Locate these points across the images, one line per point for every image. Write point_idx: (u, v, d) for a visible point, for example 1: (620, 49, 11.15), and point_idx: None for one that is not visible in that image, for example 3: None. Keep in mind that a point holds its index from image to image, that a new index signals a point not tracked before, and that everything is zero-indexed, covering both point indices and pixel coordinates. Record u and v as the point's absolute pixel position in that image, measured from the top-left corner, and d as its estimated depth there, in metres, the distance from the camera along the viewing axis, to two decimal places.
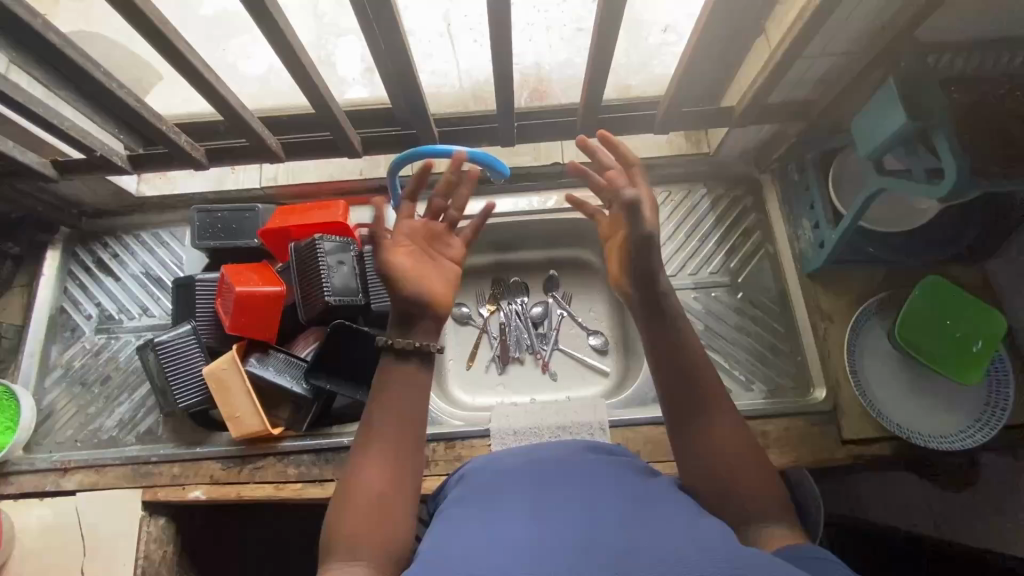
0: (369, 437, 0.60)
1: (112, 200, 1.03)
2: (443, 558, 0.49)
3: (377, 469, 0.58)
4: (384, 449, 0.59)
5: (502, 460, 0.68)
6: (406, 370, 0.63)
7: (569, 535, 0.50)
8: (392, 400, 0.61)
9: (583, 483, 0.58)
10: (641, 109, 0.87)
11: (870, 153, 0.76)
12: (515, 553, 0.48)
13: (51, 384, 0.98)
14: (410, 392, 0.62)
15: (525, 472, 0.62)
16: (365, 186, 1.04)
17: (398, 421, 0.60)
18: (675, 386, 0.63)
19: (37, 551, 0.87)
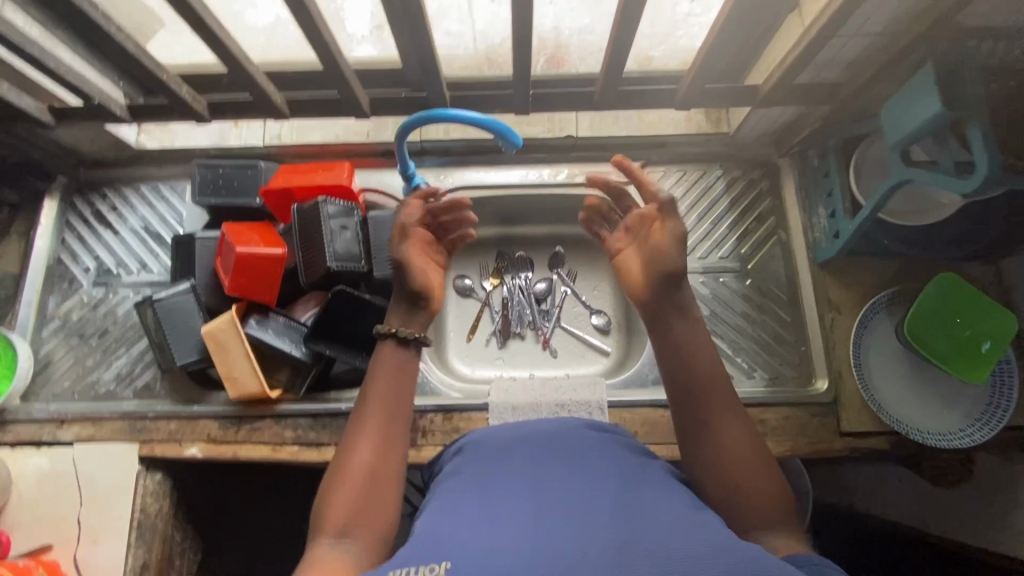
0: (362, 419, 0.67)
1: (111, 150, 1.00)
2: (443, 535, 0.48)
3: (367, 449, 0.65)
4: (375, 429, 0.66)
5: (501, 432, 0.67)
6: (398, 358, 0.71)
7: (570, 517, 0.49)
8: (383, 384, 0.69)
9: (585, 464, 0.57)
10: (662, 84, 0.83)
11: (897, 141, 0.73)
12: (516, 532, 0.47)
13: (48, 334, 0.97)
14: (398, 376, 0.70)
15: (523, 453, 0.60)
16: (372, 149, 1.01)
17: (388, 404, 0.68)
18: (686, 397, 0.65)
19: (35, 499, 0.88)
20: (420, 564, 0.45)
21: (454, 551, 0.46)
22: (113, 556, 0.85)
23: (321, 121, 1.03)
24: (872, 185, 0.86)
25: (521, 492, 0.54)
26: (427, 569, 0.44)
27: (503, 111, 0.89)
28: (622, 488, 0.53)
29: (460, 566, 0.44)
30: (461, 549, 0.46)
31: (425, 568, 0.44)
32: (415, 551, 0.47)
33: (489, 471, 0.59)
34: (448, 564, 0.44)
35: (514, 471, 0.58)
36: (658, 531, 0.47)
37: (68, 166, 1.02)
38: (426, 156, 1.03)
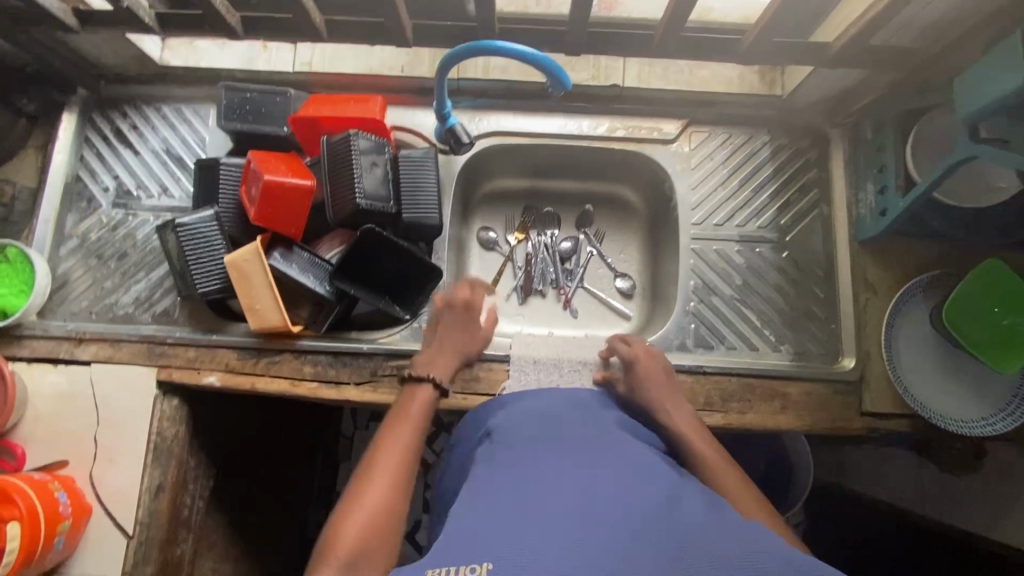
0: (378, 458, 0.70)
1: (134, 65, 0.96)
2: (478, 531, 0.51)
3: (381, 488, 0.66)
4: (390, 469, 0.69)
5: (521, 415, 0.70)
6: (421, 407, 0.78)
7: (602, 503, 0.51)
8: (404, 429, 0.74)
9: (608, 456, 0.60)
10: (724, 34, 0.79)
11: (970, 113, 0.68)
12: (548, 521, 0.49)
13: (66, 252, 0.95)
14: (416, 423, 0.76)
15: (549, 443, 0.63)
16: (406, 84, 0.96)
17: (405, 450, 0.72)
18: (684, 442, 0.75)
19: (52, 415, 0.88)
20: (461, 564, 0.48)
21: (493, 549, 0.48)
22: (129, 476, 0.86)
23: (356, 51, 0.97)
24: (929, 162, 0.82)
25: (551, 476, 0.56)
26: (468, 570, 0.47)
27: (551, 51, 0.84)
28: (649, 481, 0.55)
29: (501, 566, 0.46)
30: (499, 545, 0.48)
31: (467, 569, 0.47)
32: (454, 549, 0.50)
33: (515, 456, 0.62)
34: (490, 565, 0.47)
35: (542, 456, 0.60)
36: (690, 528, 0.49)
37: (89, 78, 0.98)
38: (461, 97, 0.98)
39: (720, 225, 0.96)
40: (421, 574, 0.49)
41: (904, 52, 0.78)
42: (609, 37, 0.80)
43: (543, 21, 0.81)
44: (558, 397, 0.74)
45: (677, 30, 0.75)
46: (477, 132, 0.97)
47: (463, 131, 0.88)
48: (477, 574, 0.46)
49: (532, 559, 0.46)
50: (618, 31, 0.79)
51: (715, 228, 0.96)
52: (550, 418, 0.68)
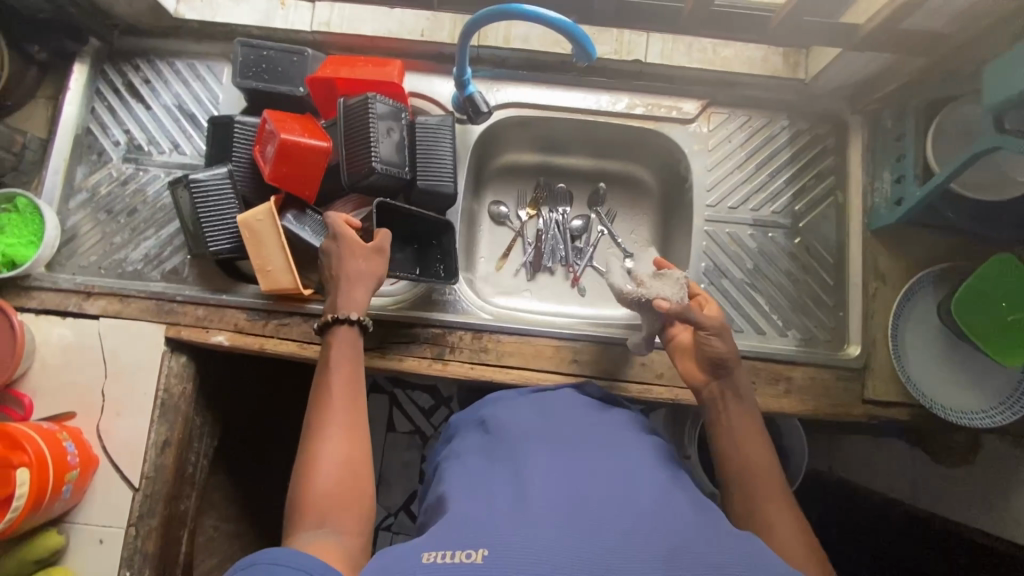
0: (323, 408, 0.66)
1: (149, 17, 0.94)
2: (474, 522, 0.51)
3: (336, 441, 0.63)
4: (340, 416, 0.66)
5: (517, 415, 0.71)
6: (347, 337, 0.73)
7: (597, 502, 0.52)
8: (342, 369, 0.70)
9: (600, 458, 0.61)
10: (754, 11, 0.77)
11: (998, 104, 0.68)
12: (547, 514, 0.50)
13: (75, 206, 0.94)
14: (353, 356, 0.72)
15: (545, 444, 0.63)
16: (425, 49, 0.95)
17: (347, 390, 0.68)
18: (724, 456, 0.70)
19: (60, 366, 0.88)
20: (456, 548, 0.47)
21: (489, 537, 0.48)
22: (135, 430, 0.86)
23: (375, 12, 0.94)
24: (949, 152, 0.82)
25: (549, 476, 0.56)
26: (463, 555, 0.46)
27: (575, 21, 0.83)
28: (639, 483, 0.56)
29: (498, 553, 0.46)
30: (496, 536, 0.48)
31: (462, 554, 0.46)
32: (448, 535, 0.49)
33: (512, 457, 0.62)
34: (484, 551, 0.46)
35: (541, 458, 0.60)
36: (682, 524, 0.50)
37: (101, 29, 0.96)
38: (480, 66, 0.97)
39: (734, 208, 0.96)
40: (413, 551, 0.48)
41: (934, 38, 0.77)
42: (636, 8, 0.79)
43: None
44: (551, 403, 0.74)
45: (708, 4, 0.74)
46: (495, 102, 0.96)
47: (480, 99, 0.86)
48: (472, 560, 0.46)
49: (528, 551, 0.46)
50: (647, 3, 0.78)
51: (729, 211, 0.96)
52: (546, 423, 0.69)
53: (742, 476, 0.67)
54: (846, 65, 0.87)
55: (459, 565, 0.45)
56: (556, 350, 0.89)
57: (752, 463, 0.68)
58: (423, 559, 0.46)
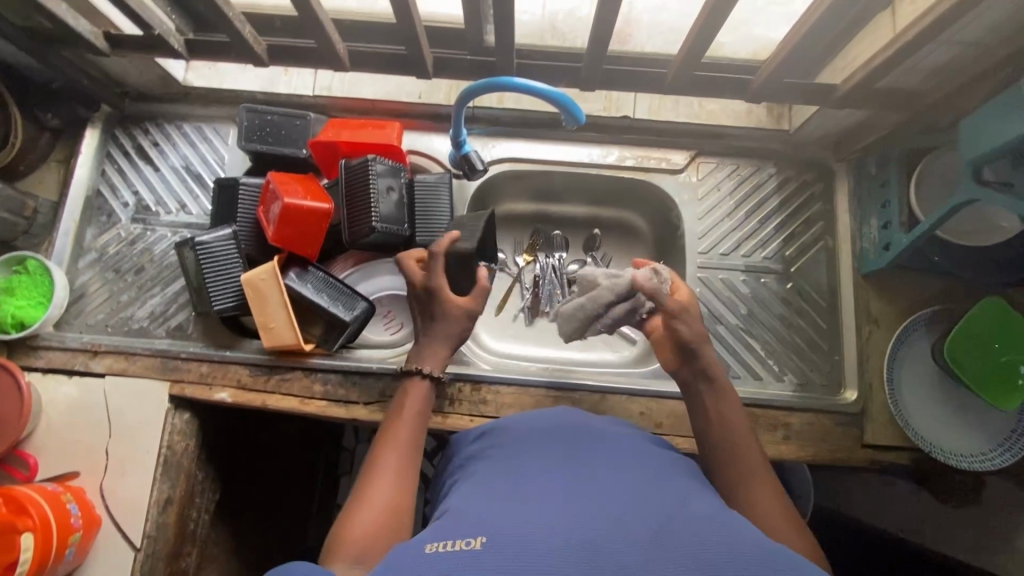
0: (382, 449, 0.69)
1: (159, 84, 0.98)
2: (476, 515, 0.50)
3: (388, 480, 0.65)
4: (395, 459, 0.67)
5: (536, 424, 0.69)
6: (419, 392, 0.76)
7: (606, 502, 0.50)
8: (405, 423, 0.72)
9: (610, 458, 0.60)
10: (735, 72, 0.82)
11: (973, 159, 0.70)
12: (549, 510, 0.49)
13: (84, 265, 0.97)
14: (420, 413, 0.74)
15: (563, 450, 0.61)
16: (422, 110, 0.99)
17: (408, 439, 0.71)
18: (705, 432, 0.71)
19: (64, 425, 0.89)
20: (456, 538, 0.47)
21: (489, 527, 0.48)
22: (138, 489, 0.87)
23: (375, 77, 1.01)
24: (932, 201, 0.84)
25: (554, 477, 0.56)
26: (463, 543, 0.46)
27: (565, 84, 0.87)
28: (654, 485, 0.54)
29: (496, 540, 0.46)
30: (496, 526, 0.47)
31: (462, 542, 0.46)
32: (450, 529, 0.49)
33: (519, 457, 0.62)
34: (483, 538, 0.46)
35: (546, 459, 0.60)
36: (689, 519, 0.48)
37: (113, 96, 1.00)
38: (476, 124, 1.01)
39: (726, 255, 0.99)
40: (415, 546, 0.48)
41: (910, 94, 0.80)
42: (623, 73, 0.83)
43: (560, 55, 0.84)
44: (574, 413, 0.72)
45: (691, 69, 0.77)
46: (490, 157, 0.99)
47: (476, 158, 0.90)
48: (471, 547, 0.46)
49: (526, 540, 0.45)
50: (633, 69, 0.83)
51: (721, 258, 0.98)
52: (562, 426, 0.67)
53: (724, 451, 0.68)
54: (827, 117, 0.91)
55: (459, 553, 0.45)
56: (554, 399, 0.90)
57: (736, 441, 0.68)
58: (425, 550, 0.47)
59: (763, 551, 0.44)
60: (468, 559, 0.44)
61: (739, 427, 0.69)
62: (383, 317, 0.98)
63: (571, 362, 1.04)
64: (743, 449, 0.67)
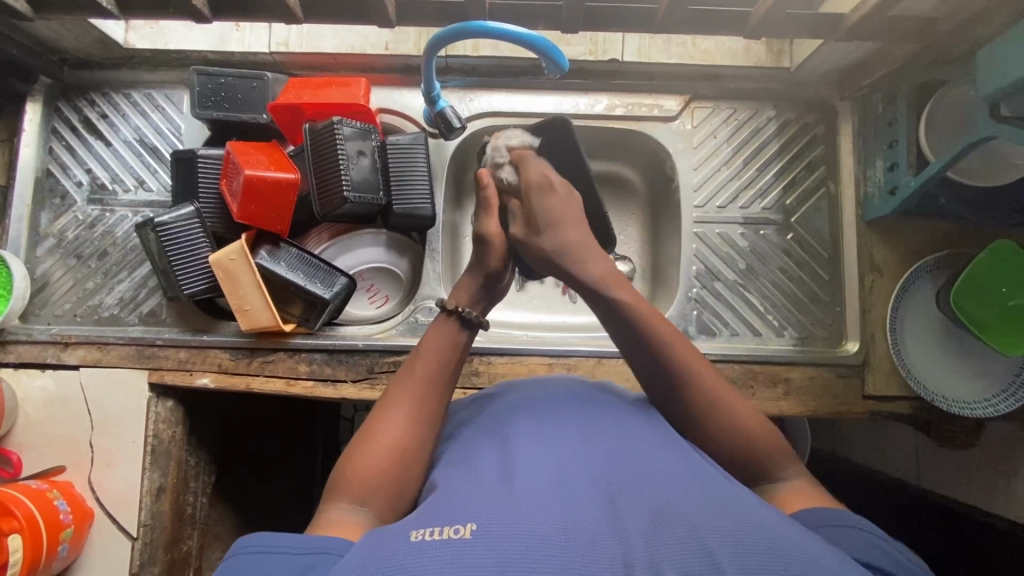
0: (397, 388, 0.59)
1: (98, 48, 0.89)
2: (463, 497, 0.43)
3: (400, 421, 0.56)
4: (413, 401, 0.58)
5: (526, 394, 0.62)
6: (448, 331, 0.64)
7: (604, 482, 0.44)
8: (434, 356, 0.62)
9: (606, 426, 0.53)
10: (734, 5, 0.74)
11: (990, 92, 0.64)
12: (542, 493, 0.42)
13: (43, 253, 0.91)
14: (451, 356, 0.63)
15: (555, 419, 0.54)
16: (391, 63, 0.91)
17: (432, 379, 0.60)
18: (652, 379, 0.60)
19: (43, 420, 0.86)
20: (445, 524, 0.40)
21: (477, 511, 0.41)
22: (127, 479, 0.85)
23: (335, 28, 0.91)
24: (942, 139, 0.78)
25: (548, 448, 0.49)
26: (450, 531, 0.39)
27: (545, 28, 0.78)
28: (657, 459, 0.48)
29: (488, 528, 0.39)
30: (489, 510, 0.40)
31: (449, 530, 0.39)
32: (435, 513, 0.42)
33: (506, 427, 0.55)
34: (473, 525, 0.39)
35: (538, 428, 0.53)
36: (697, 499, 0.42)
37: (50, 65, 0.91)
38: (451, 76, 0.92)
39: (723, 207, 0.93)
40: (398, 533, 0.41)
41: (925, 21, 0.72)
42: (610, 11, 0.75)
43: None
44: (570, 383, 0.64)
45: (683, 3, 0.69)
46: (468, 112, 0.92)
47: (452, 114, 0.82)
48: (460, 535, 0.39)
49: (520, 529, 0.38)
50: (621, 6, 0.74)
51: (718, 211, 0.93)
52: (557, 394, 0.60)
53: (674, 398, 0.59)
54: (831, 51, 0.83)
55: (444, 542, 0.38)
56: (549, 367, 0.87)
57: (702, 385, 0.58)
58: (409, 538, 0.39)
59: (781, 547, 0.37)
60: (454, 551, 0.37)
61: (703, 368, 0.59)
62: (366, 290, 0.95)
63: (564, 325, 1.01)
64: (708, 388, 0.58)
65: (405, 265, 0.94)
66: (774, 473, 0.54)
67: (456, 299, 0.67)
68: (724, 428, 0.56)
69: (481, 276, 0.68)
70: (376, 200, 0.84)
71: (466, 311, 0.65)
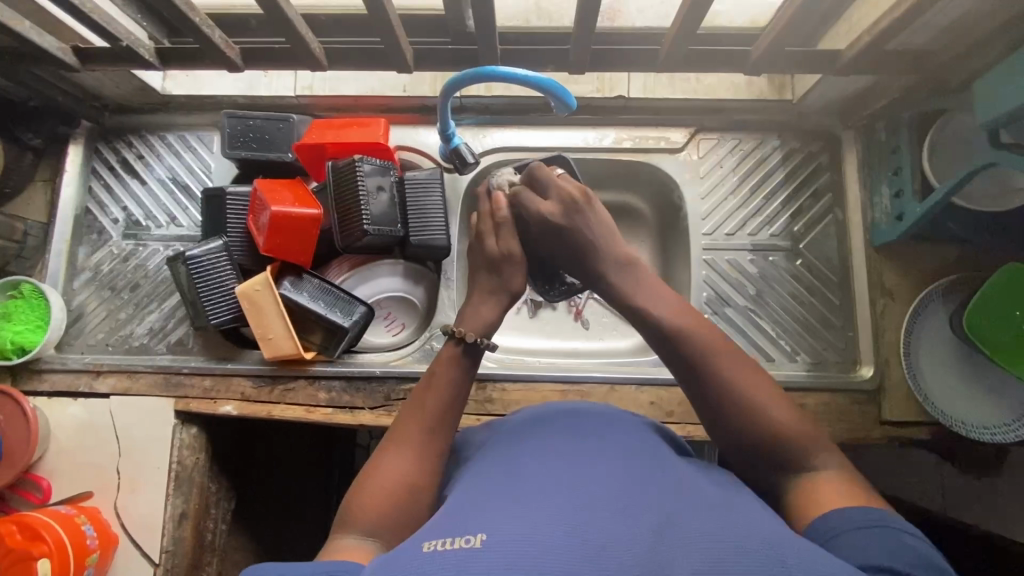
0: (407, 421, 0.60)
1: (137, 95, 0.96)
2: (472, 511, 0.45)
3: (409, 455, 0.57)
4: (421, 437, 0.59)
5: (538, 416, 0.63)
6: (456, 362, 0.63)
7: (611, 497, 0.45)
8: (443, 389, 0.61)
9: (613, 445, 0.54)
10: (732, 44, 0.78)
11: (988, 122, 0.66)
12: (548, 506, 0.44)
13: (79, 286, 0.96)
14: (459, 388, 0.62)
15: (565, 438, 0.56)
16: (408, 104, 0.97)
17: (440, 412, 0.60)
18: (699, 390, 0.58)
19: (72, 446, 0.89)
20: (456, 535, 0.42)
21: (487, 523, 0.42)
22: (151, 505, 0.87)
23: (357, 73, 0.97)
24: (945, 166, 0.80)
25: (551, 464, 0.50)
26: (462, 541, 0.41)
27: (553, 69, 0.83)
28: (661, 479, 0.48)
29: (498, 537, 0.40)
30: (497, 520, 0.42)
31: (460, 539, 0.41)
32: (446, 525, 0.44)
33: (516, 446, 0.56)
34: (483, 535, 0.41)
35: (542, 445, 0.55)
36: (698, 516, 0.43)
37: (92, 111, 0.98)
38: (464, 114, 0.97)
39: (732, 234, 0.95)
40: (412, 545, 0.42)
41: (921, 55, 0.75)
42: (615, 52, 0.79)
43: (547, 38, 0.80)
44: (590, 407, 0.65)
45: (684, 44, 0.73)
46: (481, 148, 0.96)
47: (467, 150, 0.86)
48: (471, 544, 0.40)
49: (529, 538, 0.40)
50: (625, 48, 0.79)
51: (726, 238, 0.95)
52: (570, 416, 0.61)
53: (727, 415, 0.56)
54: (831, 84, 0.86)
55: (457, 551, 0.40)
56: (562, 392, 0.89)
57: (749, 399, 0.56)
58: (423, 548, 0.41)
59: (781, 556, 0.38)
60: (465, 558, 0.39)
61: (744, 372, 0.57)
62: (384, 319, 0.98)
63: (577, 352, 1.02)
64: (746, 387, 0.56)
65: (421, 294, 0.97)
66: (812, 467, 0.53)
67: (463, 325, 0.64)
68: (761, 426, 0.55)
69: (504, 297, 0.66)
70: (396, 231, 0.87)
71: (470, 337, 0.63)
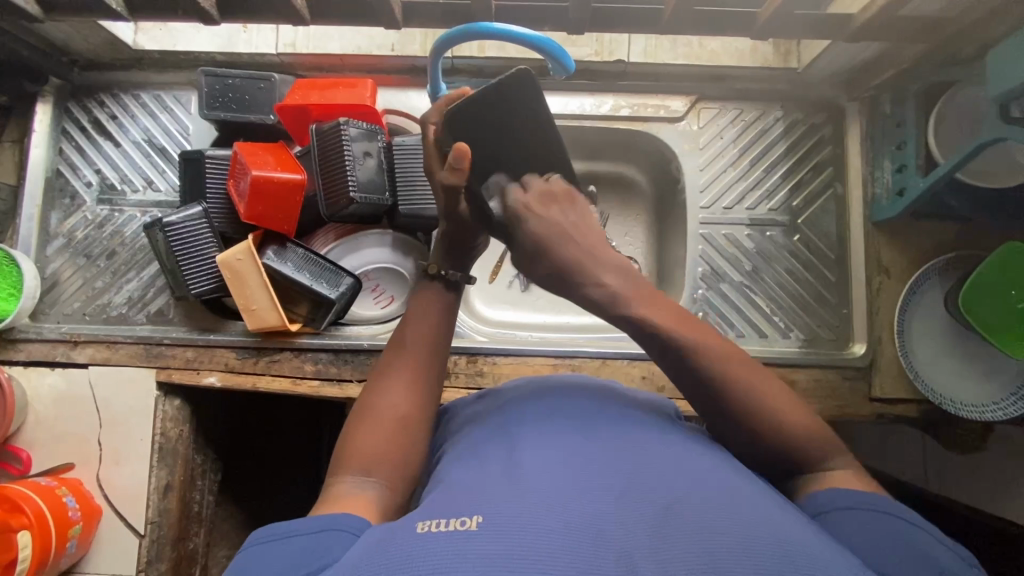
0: (391, 358, 0.58)
1: (108, 49, 0.90)
2: (468, 491, 0.44)
3: (399, 391, 0.56)
4: (408, 373, 0.57)
5: (536, 390, 0.61)
6: (433, 298, 0.62)
7: (618, 479, 0.43)
8: (422, 325, 0.60)
9: (615, 424, 0.53)
10: (741, 5, 0.74)
11: (999, 95, 0.63)
12: (551, 488, 0.42)
13: (52, 252, 0.92)
14: (439, 321, 0.61)
15: (570, 417, 0.54)
16: (397, 64, 0.92)
17: (427, 348, 0.59)
18: (696, 395, 0.52)
19: (50, 417, 0.86)
20: (450, 516, 0.40)
21: (485, 504, 0.41)
22: (135, 477, 0.85)
23: (342, 29, 0.92)
24: (952, 141, 0.78)
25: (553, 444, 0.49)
26: (457, 522, 0.39)
27: (551, 30, 0.78)
28: (669, 458, 0.47)
29: (495, 520, 0.39)
30: (496, 504, 0.41)
31: (455, 521, 0.40)
32: (441, 506, 0.42)
33: (514, 424, 0.54)
34: (480, 518, 0.39)
35: (541, 424, 0.53)
36: (703, 499, 0.41)
37: (59, 66, 0.92)
38: (456, 76, 0.93)
39: (730, 208, 0.93)
40: (405, 524, 0.41)
41: (934, 22, 0.72)
42: (617, 12, 0.75)
43: None
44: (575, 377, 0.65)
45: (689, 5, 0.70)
46: None
47: None
48: (466, 528, 0.39)
49: (527, 521, 0.39)
50: (627, 8, 0.75)
51: (724, 212, 0.93)
52: (569, 390, 0.60)
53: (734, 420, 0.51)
54: (839, 51, 0.83)
55: (451, 534, 0.38)
56: (553, 367, 0.88)
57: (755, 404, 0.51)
58: (417, 529, 0.39)
59: (785, 545, 0.37)
60: (460, 543, 0.37)
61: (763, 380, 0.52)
62: (372, 291, 0.95)
63: (570, 327, 1.01)
64: (767, 397, 0.51)
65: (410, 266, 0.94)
66: (833, 464, 0.50)
67: (437, 260, 0.63)
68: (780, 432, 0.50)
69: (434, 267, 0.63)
70: (384, 199, 0.84)
71: (450, 273, 0.63)
